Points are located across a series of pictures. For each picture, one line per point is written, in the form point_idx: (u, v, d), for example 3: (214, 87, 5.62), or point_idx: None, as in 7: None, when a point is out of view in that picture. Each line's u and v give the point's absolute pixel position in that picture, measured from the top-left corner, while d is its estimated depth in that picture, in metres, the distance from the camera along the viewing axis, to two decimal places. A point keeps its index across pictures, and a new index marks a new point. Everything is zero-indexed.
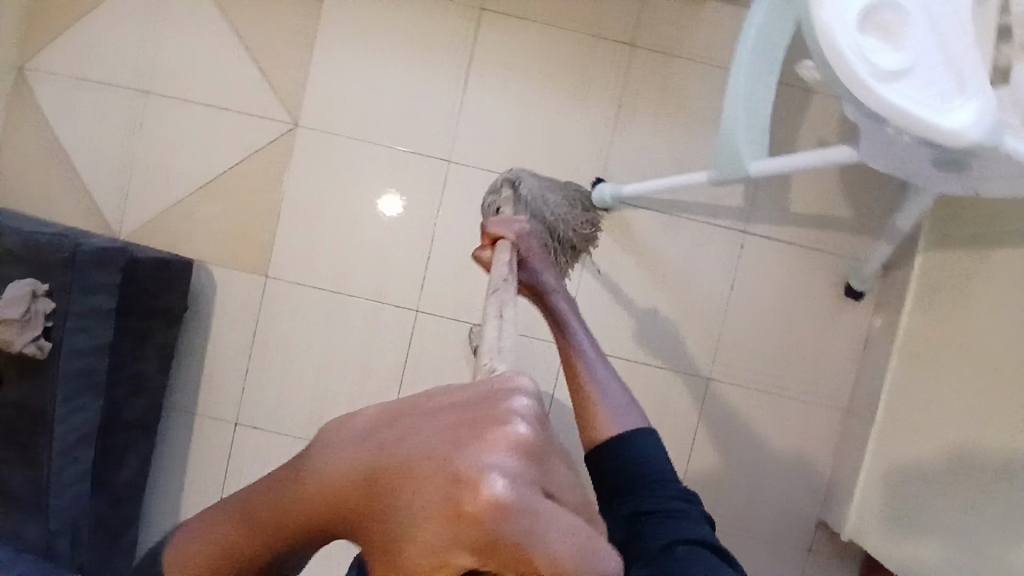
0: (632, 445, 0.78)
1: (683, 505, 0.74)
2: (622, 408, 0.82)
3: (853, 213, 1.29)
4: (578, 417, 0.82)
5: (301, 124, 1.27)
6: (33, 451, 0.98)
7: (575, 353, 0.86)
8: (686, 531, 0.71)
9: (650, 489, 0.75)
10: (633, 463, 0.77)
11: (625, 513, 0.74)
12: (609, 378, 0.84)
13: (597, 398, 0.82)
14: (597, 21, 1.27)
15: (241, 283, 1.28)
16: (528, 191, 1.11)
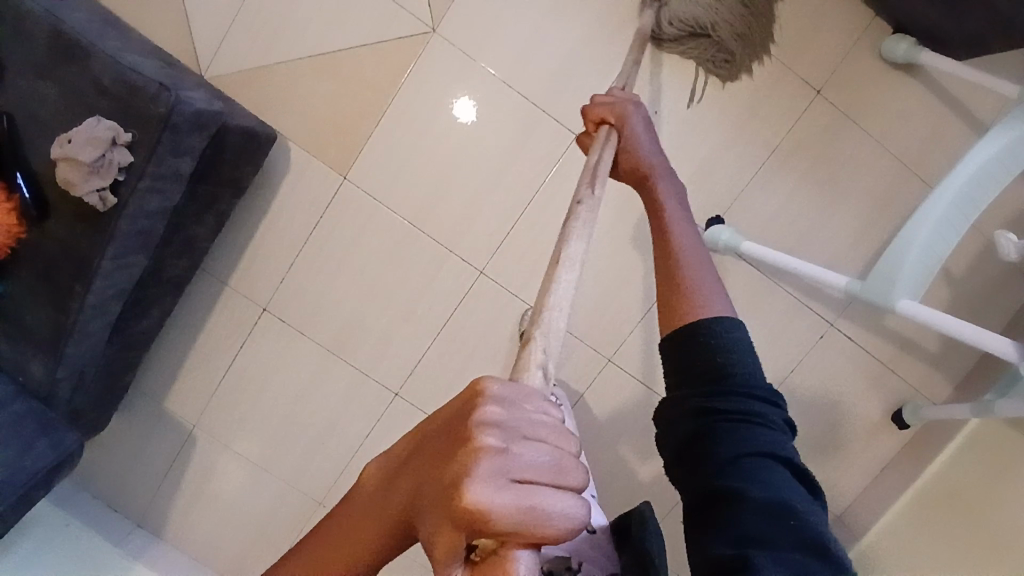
0: (715, 328, 0.60)
1: (763, 407, 0.57)
2: (717, 298, 0.62)
3: (939, 348, 1.24)
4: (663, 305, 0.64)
5: (438, 32, 1.14)
6: (63, 296, 0.91)
7: (669, 240, 0.68)
8: (767, 442, 0.55)
9: (734, 371, 0.57)
10: (715, 346, 0.59)
11: (696, 402, 0.58)
12: (706, 267, 0.65)
13: (685, 283, 0.63)
14: (794, 49, 1.12)
15: (316, 175, 1.21)
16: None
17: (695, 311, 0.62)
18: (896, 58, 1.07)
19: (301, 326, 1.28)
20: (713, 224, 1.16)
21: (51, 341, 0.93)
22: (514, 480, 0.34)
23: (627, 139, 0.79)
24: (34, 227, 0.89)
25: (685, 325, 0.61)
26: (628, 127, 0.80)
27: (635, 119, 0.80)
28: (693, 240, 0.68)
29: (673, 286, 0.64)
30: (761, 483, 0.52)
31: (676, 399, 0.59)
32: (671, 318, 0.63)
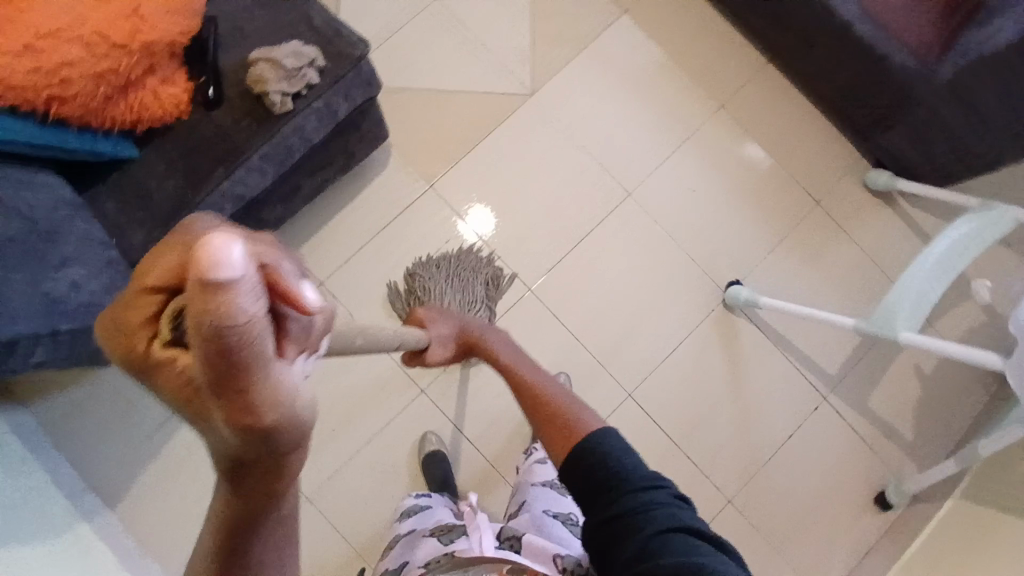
0: (593, 445, 0.70)
1: (654, 493, 0.65)
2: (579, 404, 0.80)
3: (914, 438, 1.38)
4: (549, 428, 0.78)
5: (534, 96, 1.44)
6: (196, 176, 1.02)
7: (535, 383, 0.87)
8: (664, 519, 0.62)
9: (620, 479, 0.67)
10: (598, 459, 0.69)
11: (604, 511, 0.66)
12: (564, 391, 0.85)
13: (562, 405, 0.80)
14: (803, 168, 1.45)
15: (406, 180, 1.40)
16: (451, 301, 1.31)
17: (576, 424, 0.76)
18: (877, 186, 1.40)
19: (349, 307, 1.34)
20: (731, 284, 1.37)
21: (166, 214, 1.01)
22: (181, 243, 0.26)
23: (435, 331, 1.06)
24: (198, 112, 1.03)
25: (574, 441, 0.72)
26: (433, 326, 1.05)
27: (438, 325, 1.05)
28: (542, 377, 0.88)
29: (550, 424, 0.78)
30: (666, 555, 0.59)
31: (587, 524, 0.67)
32: (562, 457, 0.73)
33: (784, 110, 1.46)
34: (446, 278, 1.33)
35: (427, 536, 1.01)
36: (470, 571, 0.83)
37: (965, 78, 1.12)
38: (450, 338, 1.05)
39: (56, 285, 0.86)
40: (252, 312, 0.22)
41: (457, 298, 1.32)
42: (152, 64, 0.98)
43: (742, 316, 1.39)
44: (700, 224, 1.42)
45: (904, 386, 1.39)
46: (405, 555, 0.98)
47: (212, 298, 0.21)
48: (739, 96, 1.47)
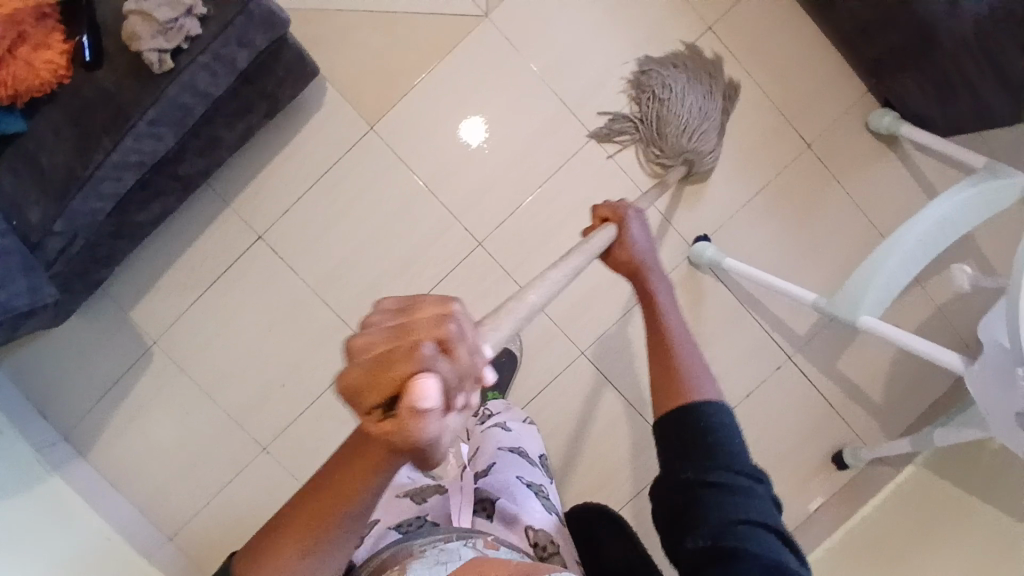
0: (712, 414, 0.63)
1: (748, 484, 0.60)
2: (707, 376, 0.66)
3: (879, 401, 1.32)
4: (662, 385, 0.66)
5: (490, 18, 1.26)
6: (86, 147, 0.93)
7: (670, 334, 0.70)
8: (754, 513, 0.58)
9: (732, 457, 0.60)
10: (706, 426, 0.62)
11: (688, 477, 0.60)
12: (704, 372, 0.67)
13: (684, 377, 0.66)
14: (796, 106, 1.26)
15: (345, 119, 1.26)
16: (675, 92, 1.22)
17: (687, 392, 0.64)
18: (880, 129, 1.24)
19: (292, 261, 1.30)
20: (699, 241, 1.25)
21: (60, 190, 0.94)
22: (374, 341, 0.36)
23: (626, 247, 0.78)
24: (82, 74, 0.92)
25: (684, 401, 0.64)
26: (629, 226, 0.80)
27: (633, 225, 0.80)
28: (683, 327, 0.71)
29: (686, 418, 0.62)
30: (754, 553, 0.56)
31: (668, 476, 0.62)
32: (665, 406, 0.65)
33: (782, 35, 1.26)
34: (657, 91, 1.23)
35: (397, 491, 0.79)
36: (454, 536, 0.64)
37: None
38: (627, 257, 0.78)
39: None
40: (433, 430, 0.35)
41: (689, 92, 1.23)
42: (21, 33, 0.90)
43: (707, 273, 1.27)
44: None
45: (876, 349, 1.31)
46: (372, 517, 0.74)
47: (413, 422, 0.34)
48: (734, 13, 1.26)
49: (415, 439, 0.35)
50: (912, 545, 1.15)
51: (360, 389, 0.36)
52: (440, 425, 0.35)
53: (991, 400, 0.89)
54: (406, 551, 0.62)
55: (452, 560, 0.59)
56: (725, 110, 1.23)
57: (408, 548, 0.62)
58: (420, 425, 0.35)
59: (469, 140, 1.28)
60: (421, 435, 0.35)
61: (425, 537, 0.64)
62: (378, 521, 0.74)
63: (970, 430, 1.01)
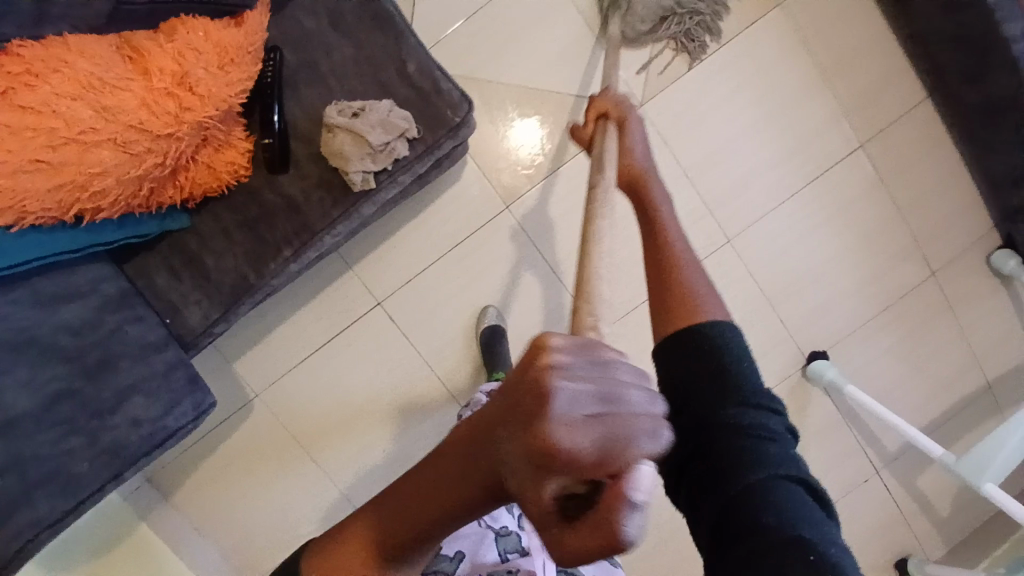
0: (714, 335, 0.62)
1: (766, 420, 0.58)
2: (709, 293, 0.66)
3: (947, 516, 1.39)
4: (662, 302, 0.66)
5: (643, 109, 1.20)
6: (262, 256, 0.85)
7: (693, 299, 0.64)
8: (779, 456, 0.56)
9: (733, 376, 0.60)
10: (725, 358, 0.61)
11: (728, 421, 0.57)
12: (709, 291, 0.67)
13: (691, 294, 0.65)
14: (928, 235, 1.27)
15: (481, 194, 1.20)
16: None
17: (695, 314, 0.64)
18: (1002, 270, 1.26)
19: (407, 329, 1.25)
20: (815, 358, 1.27)
21: (227, 296, 0.87)
22: (592, 406, 0.31)
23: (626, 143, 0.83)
24: (262, 174, 0.83)
25: (692, 323, 0.63)
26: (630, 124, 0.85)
27: (634, 119, 0.85)
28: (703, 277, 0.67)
29: (675, 298, 0.65)
30: (774, 501, 0.52)
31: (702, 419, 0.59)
32: (667, 331, 0.64)
33: (927, 157, 1.25)
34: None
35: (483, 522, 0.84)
36: None
37: None
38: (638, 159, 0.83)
39: (118, 428, 0.76)
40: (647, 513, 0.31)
41: None
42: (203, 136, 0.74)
43: (817, 387, 1.31)
44: (802, 285, 1.27)
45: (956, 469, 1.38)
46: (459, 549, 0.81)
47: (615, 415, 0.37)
48: (886, 133, 1.23)
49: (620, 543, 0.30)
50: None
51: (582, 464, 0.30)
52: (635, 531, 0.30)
53: None
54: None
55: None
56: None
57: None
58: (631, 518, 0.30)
59: (519, 141, 1.19)
60: (616, 538, 0.30)
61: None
62: (461, 552, 0.80)
63: None
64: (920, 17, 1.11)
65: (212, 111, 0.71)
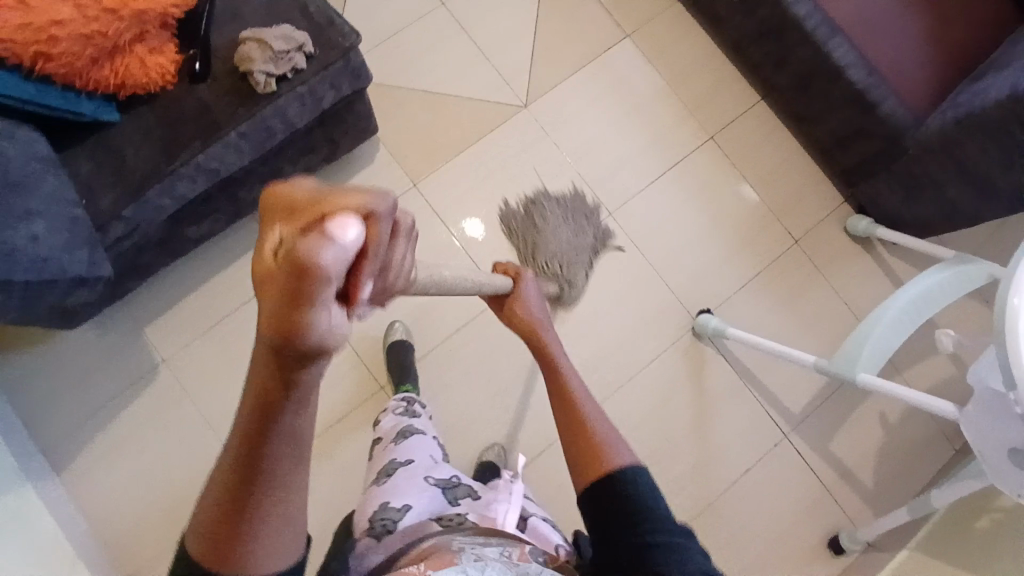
0: (622, 482, 0.73)
1: (678, 541, 0.66)
2: (613, 435, 0.82)
3: (871, 486, 1.42)
4: (574, 444, 0.81)
5: (527, 108, 1.45)
6: (176, 149, 1.02)
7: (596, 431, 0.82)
8: (694, 571, 0.63)
9: (640, 513, 0.69)
10: (629, 494, 0.71)
11: (635, 543, 0.66)
12: (608, 427, 0.84)
13: (596, 432, 0.82)
14: (786, 209, 1.46)
15: (391, 174, 1.39)
16: (541, 214, 1.37)
17: (604, 456, 0.77)
18: (858, 232, 1.43)
19: None
20: (703, 313, 1.36)
21: (137, 182, 1.01)
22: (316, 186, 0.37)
23: (523, 304, 1.07)
24: (184, 84, 1.03)
25: (603, 467, 0.76)
26: (523, 286, 1.09)
27: (529, 284, 1.10)
28: (601, 415, 0.86)
29: (579, 432, 0.83)
30: None
31: (615, 552, 0.67)
32: (586, 480, 0.76)
33: (771, 147, 1.48)
34: (566, 223, 1.37)
35: (431, 484, 0.87)
36: (493, 544, 0.68)
37: (955, 135, 1.16)
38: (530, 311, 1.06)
39: (16, 236, 0.84)
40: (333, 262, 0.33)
41: (575, 232, 1.36)
42: (142, 32, 0.99)
43: (709, 346, 1.38)
44: (682, 253, 1.40)
45: (865, 434, 1.44)
46: (407, 502, 0.82)
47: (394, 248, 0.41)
48: (733, 126, 1.48)
49: (306, 262, 0.33)
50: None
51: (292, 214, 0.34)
52: (332, 267, 0.34)
53: (981, 443, 0.97)
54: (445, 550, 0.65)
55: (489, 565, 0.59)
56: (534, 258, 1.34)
57: (449, 546, 0.65)
58: (317, 241, 0.33)
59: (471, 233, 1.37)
60: (313, 264, 0.33)
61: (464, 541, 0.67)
62: (409, 505, 0.81)
63: (968, 486, 1.09)
64: (741, 29, 1.40)
65: (150, 8, 0.98)
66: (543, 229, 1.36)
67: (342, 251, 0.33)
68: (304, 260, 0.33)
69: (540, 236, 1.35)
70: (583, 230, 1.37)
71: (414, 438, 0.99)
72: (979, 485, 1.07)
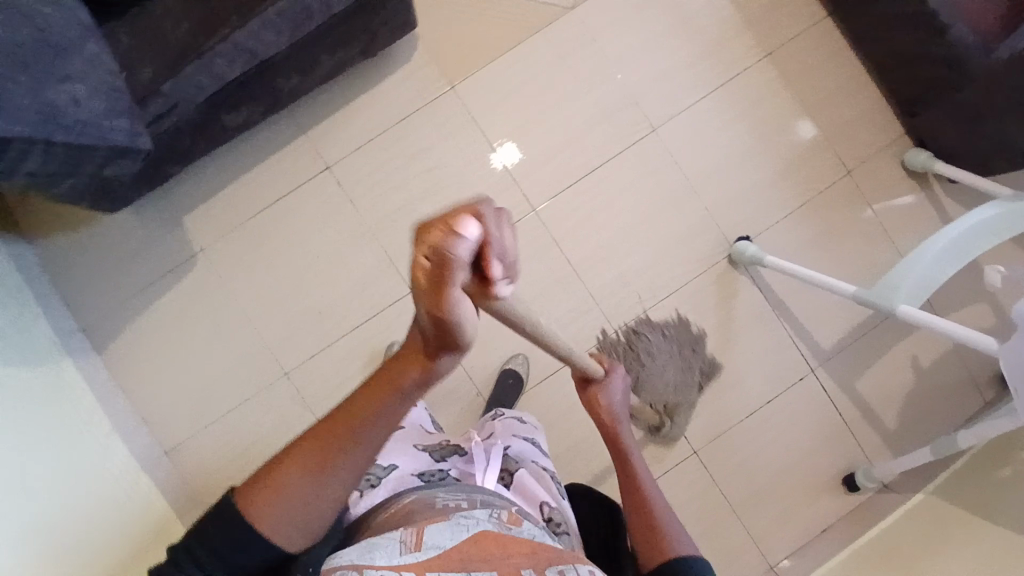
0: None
1: None
2: (687, 541, 0.74)
3: (894, 426, 1.40)
4: (643, 542, 0.74)
5: (574, 11, 1.36)
6: (212, 25, 0.99)
7: (670, 542, 0.73)
8: None
9: None
10: None
11: None
12: (684, 534, 0.76)
13: (671, 537, 0.74)
14: (838, 138, 1.39)
15: (428, 76, 1.35)
16: (645, 350, 1.31)
17: (672, 550, 0.72)
18: (915, 166, 1.36)
19: (353, 194, 1.33)
20: (740, 240, 1.32)
21: (175, 59, 0.99)
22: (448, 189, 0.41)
23: (606, 387, 0.91)
24: None
25: (670, 559, 0.71)
26: (612, 373, 0.92)
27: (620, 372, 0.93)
28: (676, 518, 0.77)
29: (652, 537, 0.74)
30: None
31: None
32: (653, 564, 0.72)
33: (829, 72, 1.39)
34: (659, 355, 1.31)
35: (417, 448, 0.87)
36: (479, 502, 0.67)
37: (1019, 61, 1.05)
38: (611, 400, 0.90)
39: (59, 96, 0.84)
40: (460, 253, 0.37)
41: (677, 368, 1.32)
42: None
43: (744, 273, 1.34)
44: (725, 176, 1.35)
45: (895, 376, 1.40)
46: (393, 461, 0.81)
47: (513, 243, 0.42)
48: (791, 46, 1.39)
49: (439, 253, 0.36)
50: (919, 559, 1.20)
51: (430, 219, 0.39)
52: (464, 257, 0.37)
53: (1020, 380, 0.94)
54: (429, 507, 0.66)
55: (474, 522, 0.61)
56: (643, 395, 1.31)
57: (430, 504, 0.66)
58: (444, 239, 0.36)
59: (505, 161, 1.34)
60: (446, 254, 0.36)
61: (447, 497, 0.67)
62: (394, 466, 0.80)
63: (997, 426, 1.06)
64: None
65: None
66: (643, 364, 1.31)
67: (468, 247, 0.37)
68: (442, 257, 0.37)
69: (642, 369, 1.31)
70: (689, 367, 1.32)
71: (406, 408, 1.00)
72: (1010, 425, 1.04)
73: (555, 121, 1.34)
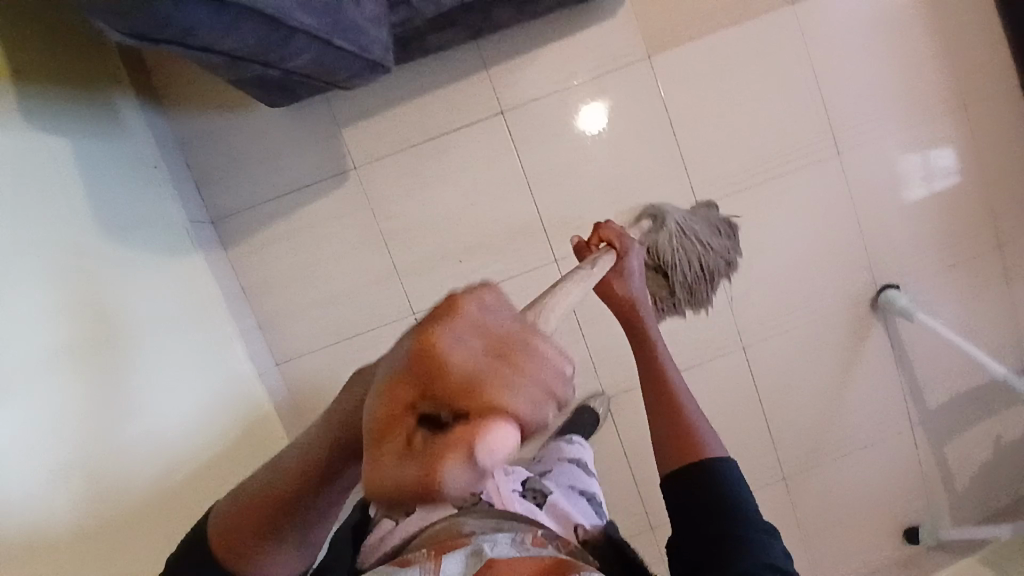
0: (715, 473, 0.68)
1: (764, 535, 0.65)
2: (707, 428, 0.73)
3: (964, 492, 1.44)
4: (667, 433, 0.72)
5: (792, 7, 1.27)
6: None
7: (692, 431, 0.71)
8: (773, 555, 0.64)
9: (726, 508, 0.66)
10: (724, 488, 0.67)
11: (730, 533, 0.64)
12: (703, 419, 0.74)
13: (691, 425, 0.72)
14: (1005, 208, 1.36)
15: (628, 39, 1.26)
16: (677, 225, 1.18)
17: (699, 446, 0.70)
18: None
19: (522, 147, 1.26)
20: (889, 288, 1.32)
21: None
22: (486, 349, 0.30)
23: (621, 270, 0.87)
24: None
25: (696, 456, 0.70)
26: (628, 257, 0.89)
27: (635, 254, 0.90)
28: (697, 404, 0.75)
29: (680, 419, 0.73)
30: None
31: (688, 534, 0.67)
32: (671, 461, 0.71)
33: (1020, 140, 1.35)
34: (708, 247, 1.22)
35: None
36: (502, 529, 0.64)
37: None
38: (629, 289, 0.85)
39: None
40: (457, 486, 0.28)
41: (699, 259, 1.20)
42: None
43: (881, 320, 1.35)
44: (888, 220, 1.33)
45: (981, 447, 1.43)
46: None
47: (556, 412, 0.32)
48: (991, 101, 1.34)
49: (434, 484, 0.28)
50: None
51: (439, 394, 0.29)
52: (462, 484, 0.29)
53: None
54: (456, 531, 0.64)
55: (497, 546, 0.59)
56: (676, 292, 1.20)
57: (460, 528, 0.64)
58: (451, 467, 0.28)
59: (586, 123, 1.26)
60: (443, 483, 0.28)
61: (475, 525, 0.65)
62: None
63: None
64: None
65: None
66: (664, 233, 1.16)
67: (483, 476, 0.28)
68: (433, 483, 0.28)
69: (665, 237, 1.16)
70: (714, 253, 1.23)
71: None
72: None
73: (744, 121, 1.28)
